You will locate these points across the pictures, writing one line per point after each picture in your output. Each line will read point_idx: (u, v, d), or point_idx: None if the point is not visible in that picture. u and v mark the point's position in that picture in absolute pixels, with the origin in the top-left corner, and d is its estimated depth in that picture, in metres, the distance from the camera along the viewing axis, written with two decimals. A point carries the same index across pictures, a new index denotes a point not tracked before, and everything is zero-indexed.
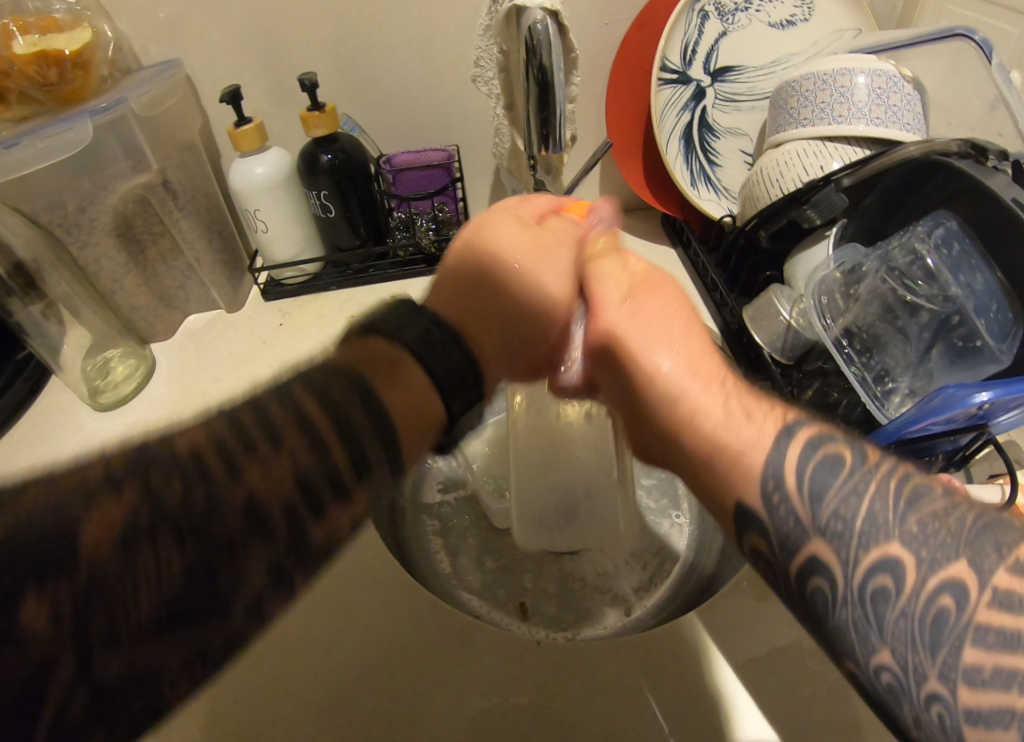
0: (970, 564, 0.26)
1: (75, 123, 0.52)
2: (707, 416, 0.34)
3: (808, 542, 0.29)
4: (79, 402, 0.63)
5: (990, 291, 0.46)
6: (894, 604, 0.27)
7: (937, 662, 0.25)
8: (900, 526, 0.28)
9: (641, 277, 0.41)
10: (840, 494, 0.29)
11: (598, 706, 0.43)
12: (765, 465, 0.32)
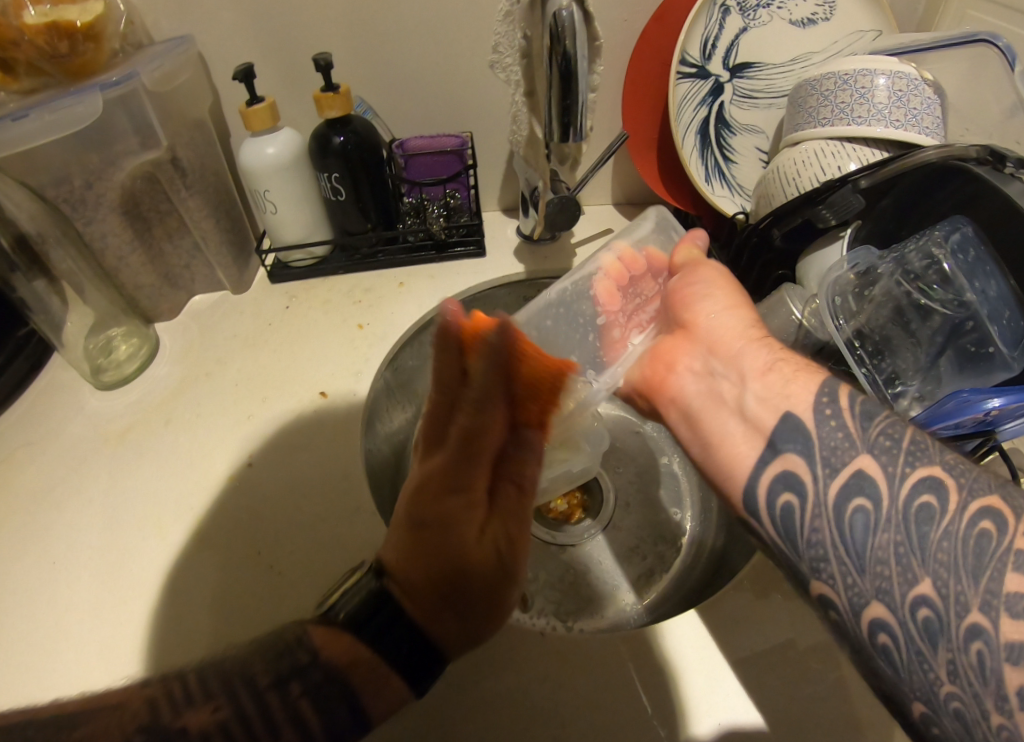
0: (1003, 497, 0.33)
1: (86, 97, 0.51)
2: (773, 342, 0.44)
3: (857, 458, 0.37)
4: (81, 380, 0.63)
5: (1003, 297, 0.47)
6: (939, 522, 0.33)
7: (981, 591, 0.31)
8: (940, 457, 0.35)
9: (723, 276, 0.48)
10: (888, 421, 0.38)
11: (597, 697, 0.43)
12: (823, 384, 0.40)
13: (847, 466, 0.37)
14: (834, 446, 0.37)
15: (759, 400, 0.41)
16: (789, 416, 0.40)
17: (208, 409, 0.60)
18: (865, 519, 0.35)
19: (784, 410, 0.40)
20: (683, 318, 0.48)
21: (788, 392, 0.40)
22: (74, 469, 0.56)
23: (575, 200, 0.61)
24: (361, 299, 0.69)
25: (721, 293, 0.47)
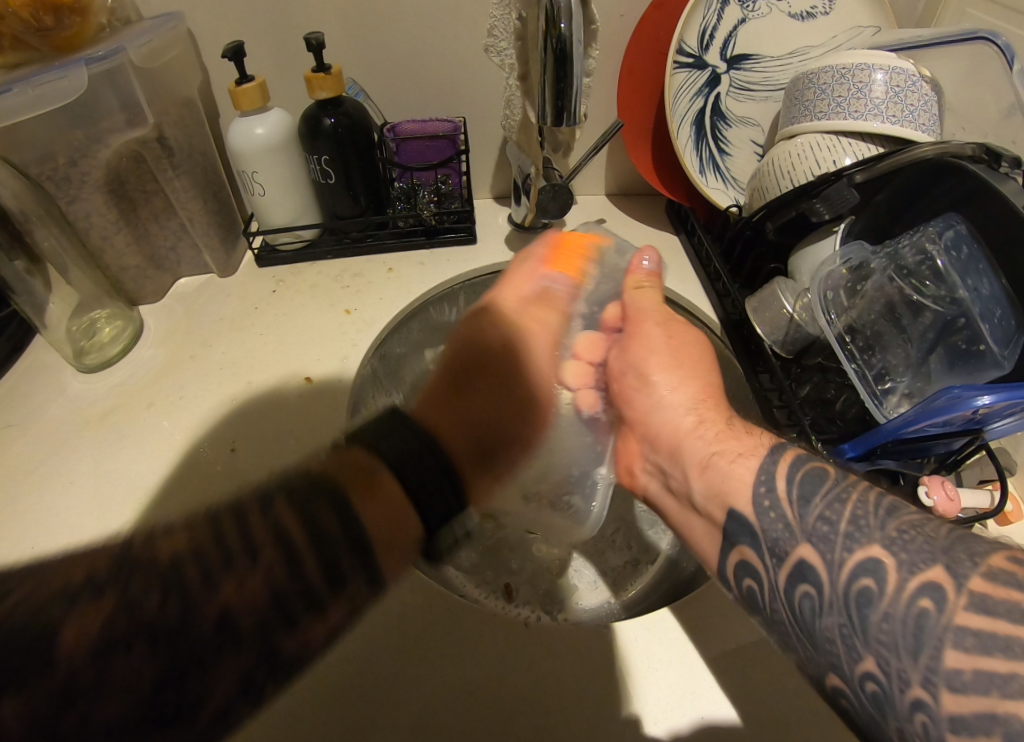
0: (947, 568, 0.29)
1: (71, 72, 0.50)
2: (710, 427, 0.45)
3: (798, 548, 0.35)
4: (63, 363, 0.62)
5: (995, 296, 0.45)
6: (877, 604, 0.31)
7: (921, 667, 0.28)
8: (881, 531, 0.33)
9: (671, 343, 0.51)
10: (826, 499, 0.35)
11: (585, 687, 0.43)
12: (761, 467, 0.39)
13: (790, 555, 0.35)
14: (774, 536, 0.36)
15: (708, 488, 0.42)
16: (732, 516, 0.39)
17: (192, 392, 0.59)
18: (812, 603, 0.34)
19: (728, 507, 0.39)
20: (630, 407, 0.51)
21: (727, 486, 0.40)
22: (54, 452, 0.55)
23: (568, 188, 0.62)
24: (350, 284, 0.68)
25: (669, 369, 0.49)
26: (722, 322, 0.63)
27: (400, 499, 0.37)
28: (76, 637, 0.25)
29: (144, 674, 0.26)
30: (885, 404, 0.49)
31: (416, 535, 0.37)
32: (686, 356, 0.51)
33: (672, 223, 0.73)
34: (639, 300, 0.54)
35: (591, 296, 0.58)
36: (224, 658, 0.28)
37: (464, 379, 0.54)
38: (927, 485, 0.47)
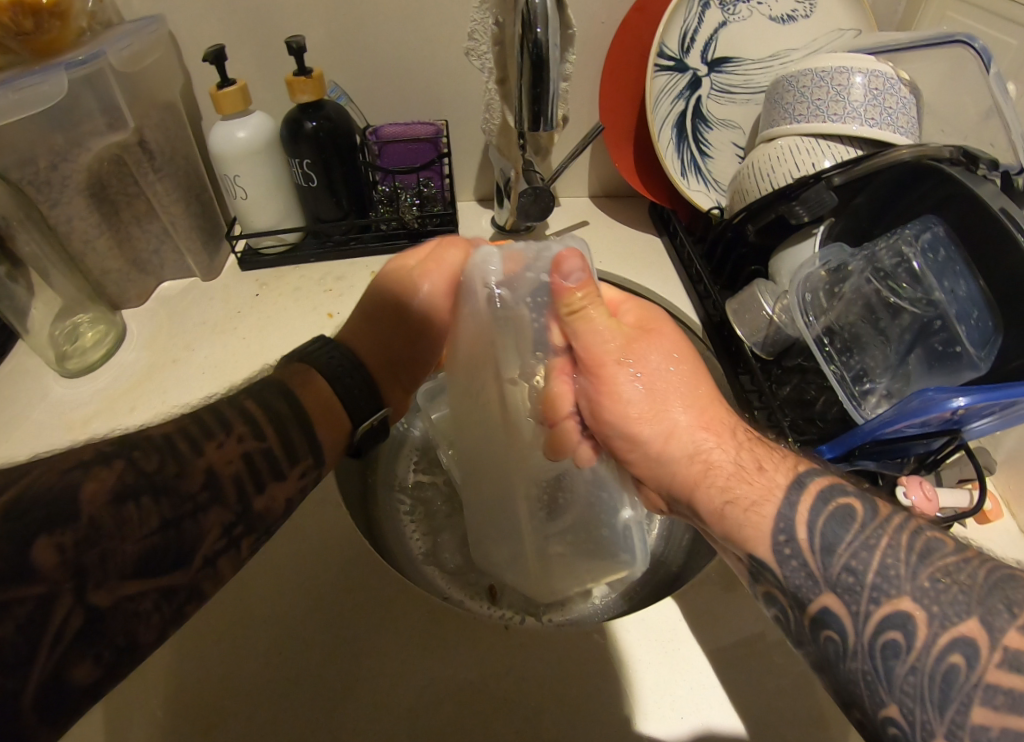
0: (980, 621, 0.30)
1: (50, 76, 0.50)
2: (719, 473, 0.40)
3: (821, 597, 0.34)
4: (45, 367, 0.61)
5: (972, 298, 0.46)
6: (905, 657, 0.31)
7: (945, 720, 0.29)
8: (911, 582, 0.32)
9: (654, 376, 0.43)
10: (851, 549, 0.34)
11: (567, 691, 0.42)
12: (778, 513, 0.37)
13: (812, 600, 0.35)
14: (795, 582, 0.36)
15: (722, 528, 0.39)
16: (751, 559, 0.38)
17: (174, 395, 0.59)
18: (836, 648, 0.34)
19: (748, 551, 0.38)
20: (632, 454, 0.44)
21: (745, 532, 0.38)
22: (35, 459, 0.55)
23: (549, 190, 0.61)
24: (332, 287, 0.68)
25: (670, 403, 0.43)
26: (704, 323, 0.63)
27: (331, 398, 0.43)
28: (97, 489, 0.31)
29: (149, 520, 0.32)
30: (863, 404, 0.49)
31: (348, 424, 0.43)
32: (667, 394, 0.43)
33: (655, 226, 0.73)
34: (590, 335, 0.42)
35: (531, 345, 0.42)
36: (211, 512, 0.35)
37: (379, 316, 0.49)
38: (906, 485, 0.48)
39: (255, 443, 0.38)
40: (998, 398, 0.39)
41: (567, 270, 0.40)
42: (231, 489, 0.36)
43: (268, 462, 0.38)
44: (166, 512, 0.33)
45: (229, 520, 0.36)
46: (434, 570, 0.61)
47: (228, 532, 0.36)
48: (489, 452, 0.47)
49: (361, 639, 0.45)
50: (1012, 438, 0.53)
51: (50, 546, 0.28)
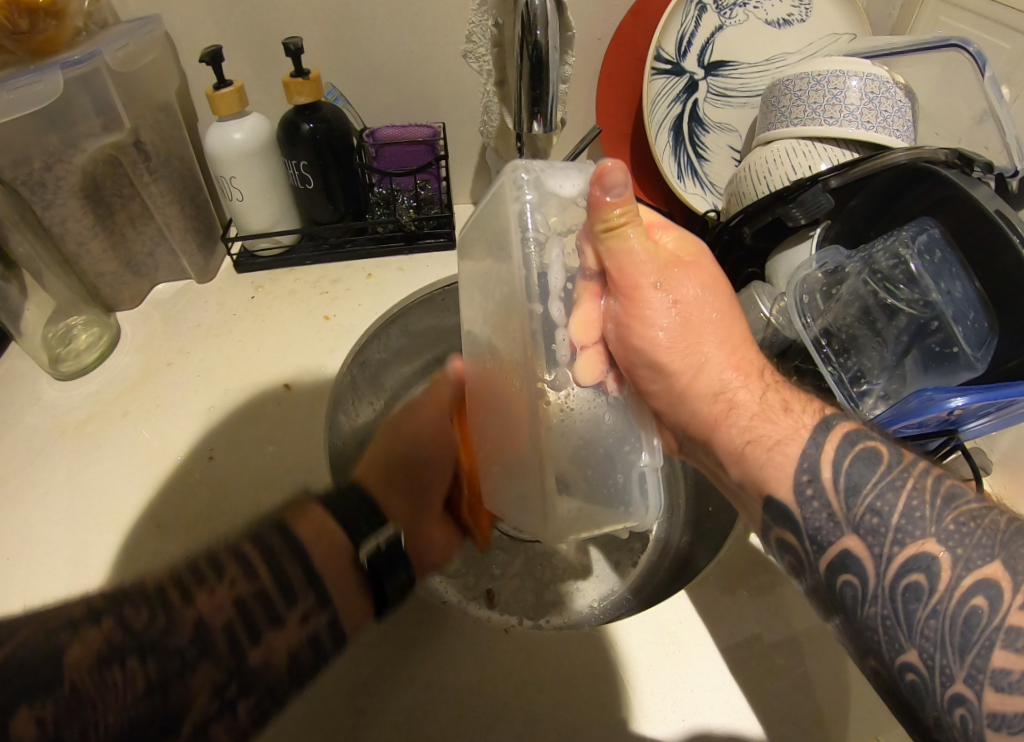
0: (1004, 563, 0.32)
1: (45, 76, 0.49)
2: (742, 411, 0.41)
3: (843, 538, 0.36)
4: (38, 370, 0.61)
5: (968, 299, 0.46)
6: (926, 600, 0.33)
7: (966, 665, 0.31)
8: (936, 525, 0.34)
9: (695, 309, 0.41)
10: (876, 488, 0.36)
11: (564, 696, 0.42)
12: (804, 451, 0.38)
13: (833, 544, 0.37)
14: (816, 524, 0.37)
15: (736, 461, 0.41)
16: (771, 500, 0.39)
17: (169, 397, 0.58)
18: (854, 592, 0.36)
19: (768, 492, 0.39)
20: (660, 388, 0.42)
21: (767, 472, 0.39)
22: (28, 463, 0.54)
23: None
24: (329, 289, 0.68)
25: (706, 336, 0.41)
26: None
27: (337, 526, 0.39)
28: (82, 652, 0.28)
29: (135, 682, 0.29)
30: (861, 406, 0.49)
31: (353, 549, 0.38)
32: (702, 329, 0.41)
33: None
34: (626, 258, 0.38)
35: (558, 284, 0.37)
36: (200, 668, 0.31)
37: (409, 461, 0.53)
38: None
39: (249, 584, 0.34)
40: (996, 399, 0.39)
41: (609, 183, 0.35)
42: (224, 640, 0.32)
43: (263, 604, 0.34)
44: (153, 673, 0.29)
45: (221, 679, 0.31)
46: (433, 572, 0.60)
47: (221, 696, 0.31)
48: (499, 390, 0.40)
49: (354, 643, 0.43)
50: (1006, 438, 0.54)
51: (30, 718, 0.25)
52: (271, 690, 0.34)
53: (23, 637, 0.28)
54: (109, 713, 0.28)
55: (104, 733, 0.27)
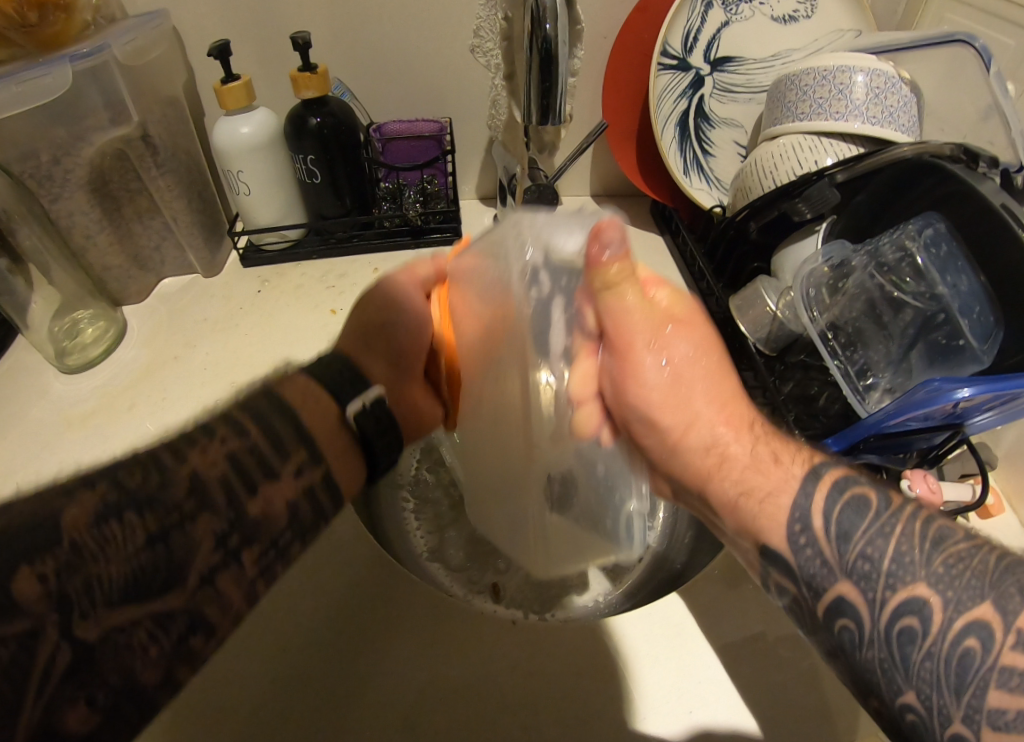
0: (996, 604, 0.29)
1: (54, 69, 0.49)
2: (735, 463, 0.38)
3: (837, 584, 0.34)
4: (45, 363, 0.61)
5: (974, 293, 0.46)
6: (920, 643, 0.30)
7: (963, 705, 0.28)
8: (926, 568, 0.31)
9: (693, 362, 0.40)
10: (866, 535, 0.33)
11: (572, 687, 0.42)
12: (794, 504, 0.36)
13: (827, 589, 0.34)
14: (811, 571, 0.35)
15: (731, 514, 0.39)
16: (766, 551, 0.37)
17: (176, 391, 0.59)
18: (851, 635, 0.33)
19: (760, 541, 0.37)
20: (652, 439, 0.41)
21: (759, 523, 0.37)
22: (35, 455, 0.54)
23: (553, 187, 0.60)
24: (335, 284, 0.68)
25: (701, 388, 0.40)
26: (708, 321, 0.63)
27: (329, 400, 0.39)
28: (81, 516, 0.28)
29: (137, 535, 0.29)
30: (867, 399, 0.49)
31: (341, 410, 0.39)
32: (692, 383, 0.40)
33: (657, 224, 0.74)
34: (619, 312, 0.37)
35: (557, 343, 0.37)
36: (201, 521, 0.31)
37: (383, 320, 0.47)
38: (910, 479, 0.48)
39: (239, 442, 0.34)
40: (1002, 390, 0.39)
41: (605, 240, 0.34)
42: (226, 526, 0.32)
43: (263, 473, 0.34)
44: (153, 527, 0.30)
45: (223, 530, 0.32)
46: (438, 566, 0.61)
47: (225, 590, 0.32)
48: (488, 432, 0.41)
49: (365, 637, 0.44)
50: (1010, 434, 0.54)
51: (35, 579, 0.26)
52: (274, 542, 0.34)
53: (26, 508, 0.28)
54: (113, 575, 0.28)
55: (108, 587, 0.27)
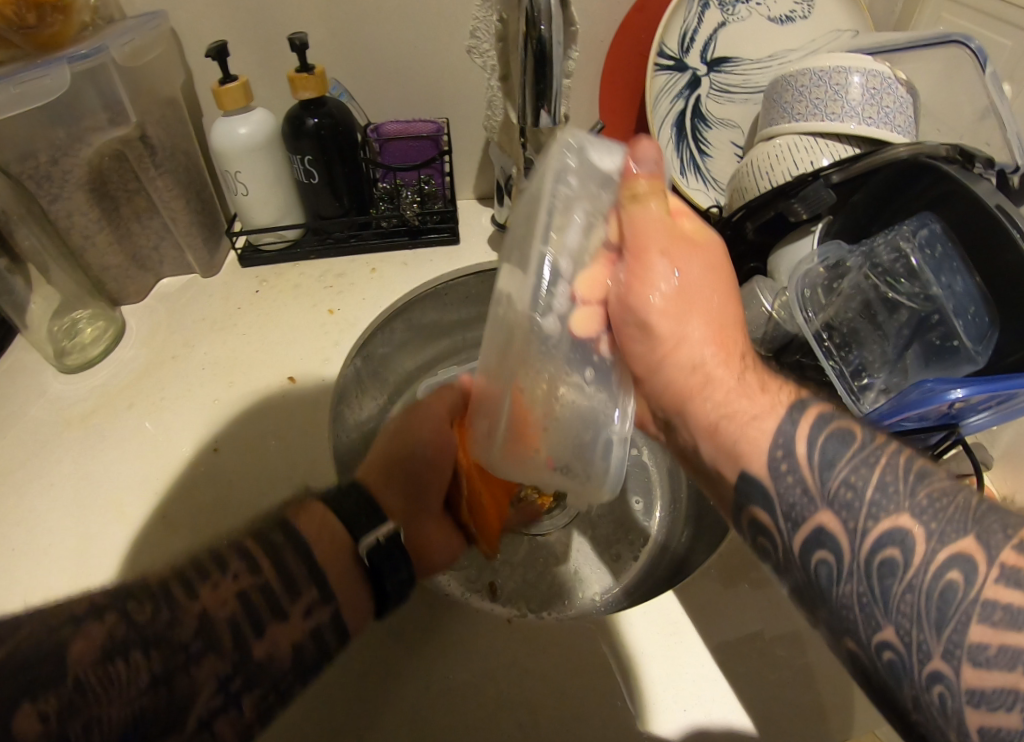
0: (979, 538, 0.29)
1: (52, 69, 0.50)
2: (719, 388, 0.39)
3: (818, 513, 0.34)
4: (44, 364, 0.61)
5: (969, 293, 0.47)
6: (901, 575, 0.30)
7: (943, 641, 0.29)
8: (909, 499, 0.32)
9: (703, 289, 0.40)
10: (850, 463, 0.34)
11: (567, 684, 0.43)
12: (779, 429, 0.36)
13: (807, 520, 0.34)
14: (790, 499, 0.35)
15: (711, 438, 0.39)
16: (743, 474, 0.37)
17: (174, 391, 0.59)
18: (828, 571, 0.33)
19: (740, 467, 0.37)
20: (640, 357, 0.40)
21: (740, 446, 0.37)
22: (34, 454, 0.54)
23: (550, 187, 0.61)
24: (333, 284, 0.68)
25: (699, 313, 0.39)
26: None
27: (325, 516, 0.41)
28: (85, 645, 0.29)
29: (140, 674, 0.30)
30: (863, 399, 0.49)
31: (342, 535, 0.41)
32: (697, 306, 0.39)
33: None
34: (642, 225, 0.37)
35: (573, 247, 0.37)
36: (206, 660, 0.32)
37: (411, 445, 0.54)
38: None
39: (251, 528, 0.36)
40: (995, 391, 0.39)
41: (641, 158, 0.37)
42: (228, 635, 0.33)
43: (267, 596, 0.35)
44: (157, 665, 0.30)
45: (226, 672, 0.33)
46: None
47: (226, 688, 0.33)
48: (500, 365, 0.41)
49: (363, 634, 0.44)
50: (1007, 433, 0.54)
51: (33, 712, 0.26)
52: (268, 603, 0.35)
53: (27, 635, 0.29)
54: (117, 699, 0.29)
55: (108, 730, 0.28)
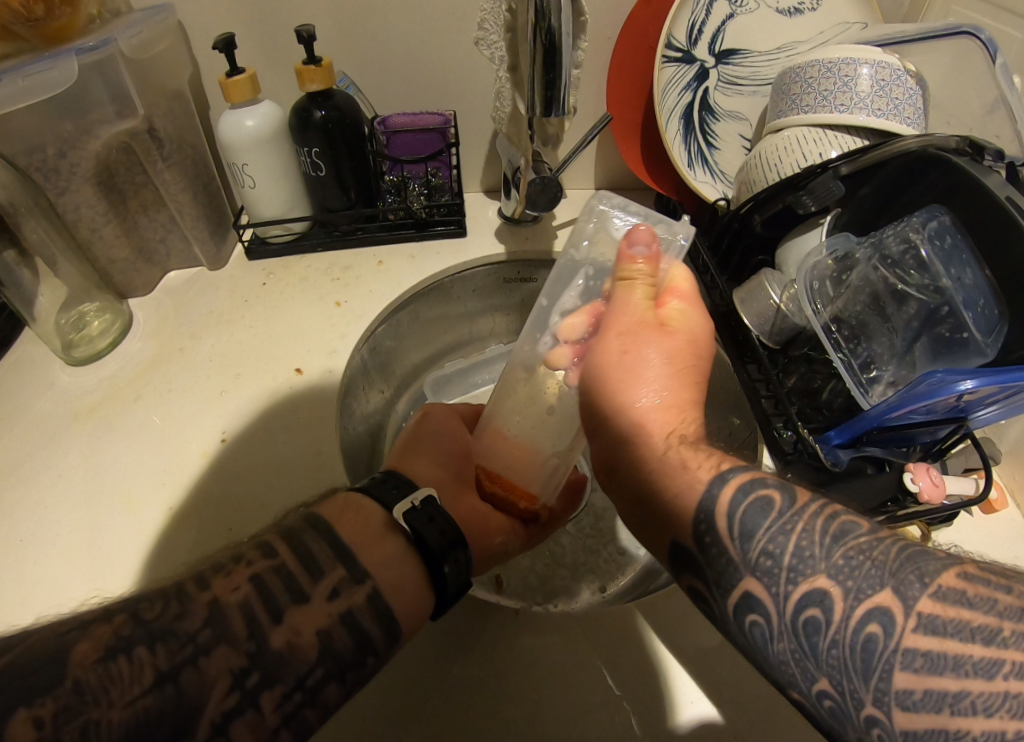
0: (894, 591, 0.30)
1: (60, 62, 0.50)
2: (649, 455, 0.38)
3: (743, 579, 0.33)
4: (52, 356, 0.61)
5: (979, 285, 0.46)
6: (826, 632, 0.30)
7: (871, 688, 0.29)
8: (826, 561, 0.31)
9: (669, 358, 0.40)
10: (768, 533, 0.33)
11: (574, 673, 0.44)
12: (699, 500, 0.35)
13: (735, 587, 0.34)
14: (718, 568, 0.34)
15: (643, 502, 0.39)
16: (675, 543, 0.37)
17: (181, 382, 0.59)
18: (762, 631, 0.33)
19: (670, 535, 0.37)
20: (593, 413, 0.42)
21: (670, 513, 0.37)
22: (43, 446, 0.55)
23: (557, 180, 0.61)
24: (339, 277, 0.68)
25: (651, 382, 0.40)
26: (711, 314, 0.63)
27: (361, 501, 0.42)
28: (89, 648, 0.31)
29: (145, 671, 0.31)
30: (870, 392, 0.49)
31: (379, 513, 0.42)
32: (649, 375, 0.40)
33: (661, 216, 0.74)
34: (623, 298, 0.43)
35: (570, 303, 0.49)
36: (218, 651, 0.33)
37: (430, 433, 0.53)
38: (914, 472, 0.47)
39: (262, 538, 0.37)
40: (1004, 383, 0.39)
41: (636, 240, 0.43)
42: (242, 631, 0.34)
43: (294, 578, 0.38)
44: (162, 662, 0.32)
45: (241, 664, 0.33)
46: None
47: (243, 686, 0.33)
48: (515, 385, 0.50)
49: None
50: (1015, 427, 0.54)
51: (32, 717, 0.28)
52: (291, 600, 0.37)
53: (39, 639, 0.31)
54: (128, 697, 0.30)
55: (118, 730, 0.29)
